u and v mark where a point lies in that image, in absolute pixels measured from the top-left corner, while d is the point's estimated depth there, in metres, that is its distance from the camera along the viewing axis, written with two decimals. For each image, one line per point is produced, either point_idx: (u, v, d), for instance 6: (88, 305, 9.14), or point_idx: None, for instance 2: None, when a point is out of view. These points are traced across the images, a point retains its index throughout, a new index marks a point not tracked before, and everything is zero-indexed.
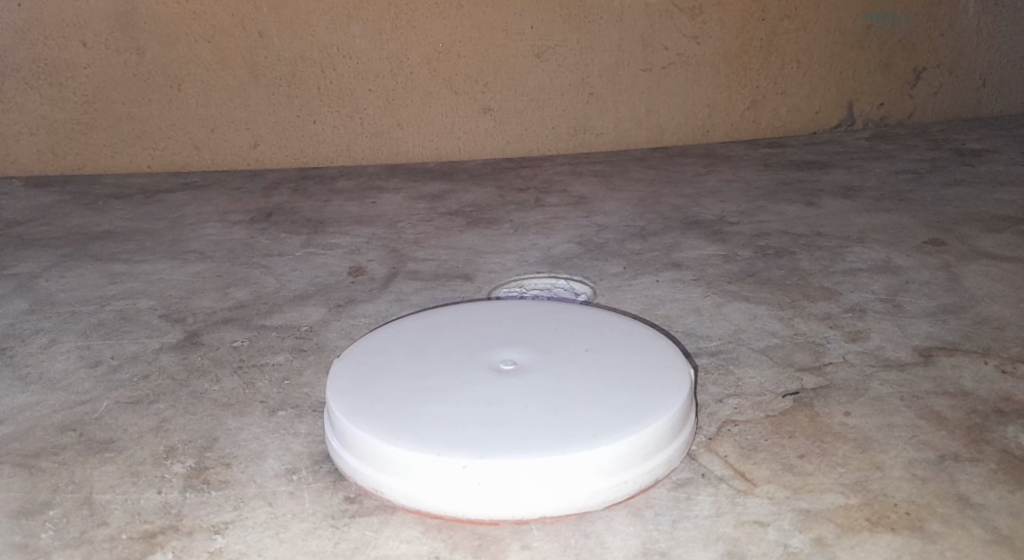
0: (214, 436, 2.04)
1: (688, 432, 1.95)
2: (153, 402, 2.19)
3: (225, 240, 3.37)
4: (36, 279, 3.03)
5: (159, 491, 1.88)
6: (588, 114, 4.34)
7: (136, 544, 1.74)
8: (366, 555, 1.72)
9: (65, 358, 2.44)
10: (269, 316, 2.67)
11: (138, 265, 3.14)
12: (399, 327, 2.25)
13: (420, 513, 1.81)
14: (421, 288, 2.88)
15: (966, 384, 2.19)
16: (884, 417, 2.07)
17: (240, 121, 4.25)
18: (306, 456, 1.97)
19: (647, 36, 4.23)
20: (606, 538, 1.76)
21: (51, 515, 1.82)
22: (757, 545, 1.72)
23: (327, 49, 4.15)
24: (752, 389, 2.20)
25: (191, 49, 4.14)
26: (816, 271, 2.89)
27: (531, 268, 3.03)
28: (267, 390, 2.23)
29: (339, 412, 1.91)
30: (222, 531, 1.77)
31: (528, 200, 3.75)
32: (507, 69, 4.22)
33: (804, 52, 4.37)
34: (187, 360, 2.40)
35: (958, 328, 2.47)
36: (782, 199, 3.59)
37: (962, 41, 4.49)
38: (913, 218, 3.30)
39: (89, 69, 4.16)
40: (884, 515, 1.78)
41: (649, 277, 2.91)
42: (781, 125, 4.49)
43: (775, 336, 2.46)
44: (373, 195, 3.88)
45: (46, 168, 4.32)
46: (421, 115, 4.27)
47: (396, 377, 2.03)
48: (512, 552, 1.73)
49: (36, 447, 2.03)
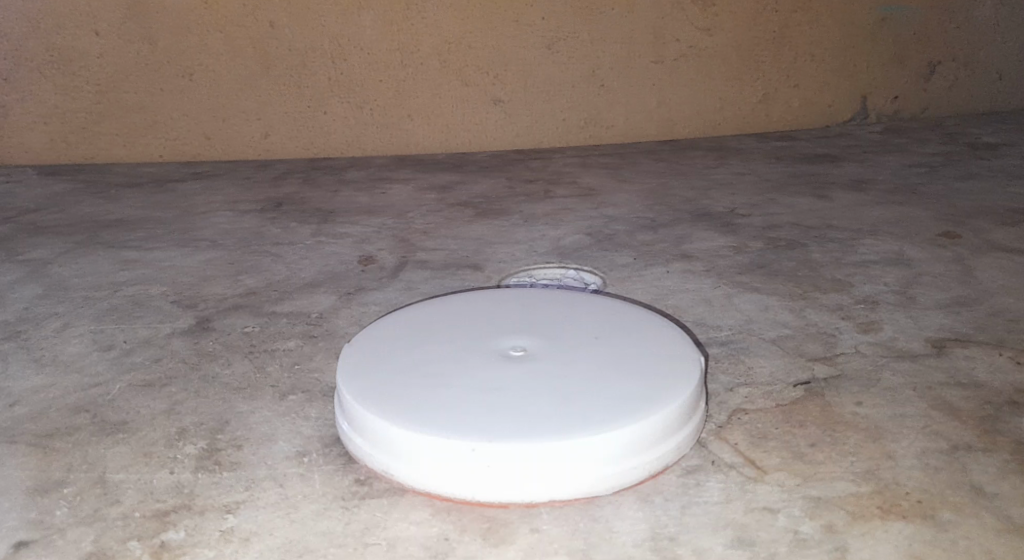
0: (226, 419, 2.06)
1: (698, 419, 1.95)
2: (164, 385, 2.21)
3: (236, 229, 3.38)
4: (49, 265, 3.05)
5: (172, 471, 1.89)
6: (599, 107, 4.34)
7: (149, 522, 1.75)
8: (375, 536, 1.73)
9: (78, 341, 2.45)
10: (280, 303, 2.68)
11: (149, 252, 3.15)
12: (409, 314, 2.26)
13: (429, 496, 1.82)
14: (431, 277, 2.89)
15: (979, 375, 2.19)
16: (895, 407, 2.07)
17: (252, 111, 4.26)
18: (316, 439, 1.98)
19: (659, 28, 4.24)
20: (615, 522, 1.76)
21: (65, 493, 1.84)
22: (767, 531, 1.73)
23: (338, 40, 4.16)
24: (763, 378, 2.21)
25: (203, 39, 4.15)
26: (827, 263, 2.89)
27: (540, 258, 3.04)
28: (278, 375, 2.24)
29: (349, 396, 1.92)
30: (233, 511, 1.78)
31: (537, 191, 3.75)
32: (517, 60, 4.22)
33: (816, 45, 4.36)
34: (198, 345, 2.41)
35: (970, 320, 2.47)
36: (793, 192, 3.59)
37: (976, 35, 4.49)
38: (926, 211, 3.30)
39: (102, 58, 4.18)
40: (895, 503, 1.78)
41: (659, 267, 2.92)
42: (792, 118, 4.48)
43: (786, 327, 2.46)
44: (383, 186, 3.89)
45: (58, 156, 4.33)
46: (432, 107, 4.28)
47: (405, 362, 2.04)
48: (520, 535, 1.73)
49: (50, 428, 2.05)
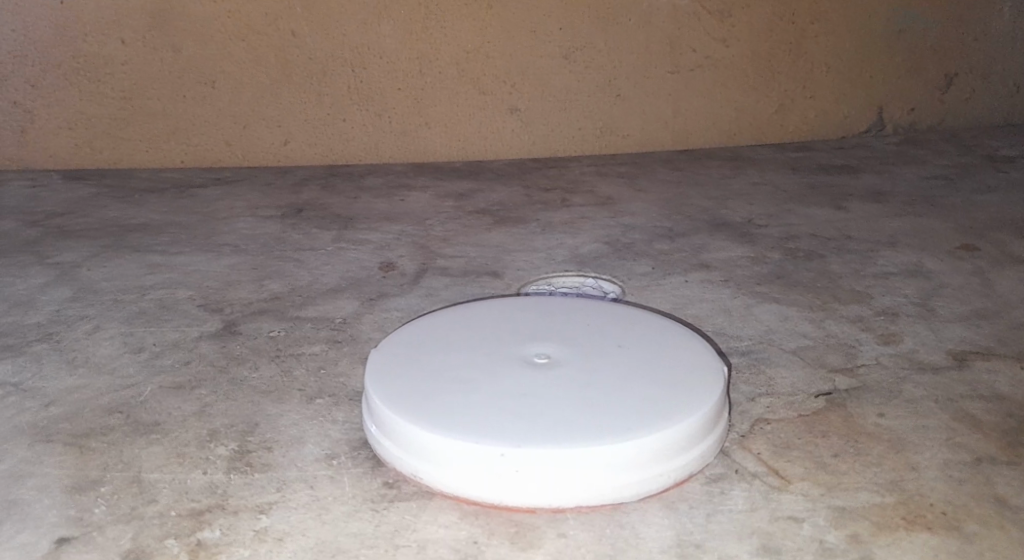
0: (255, 421, 2.10)
1: (721, 428, 1.98)
2: (195, 387, 2.25)
3: (258, 234, 3.42)
4: (78, 268, 3.10)
5: (205, 471, 1.93)
6: (616, 116, 4.37)
7: (185, 521, 1.79)
8: (405, 538, 1.76)
9: (109, 343, 2.49)
10: (304, 308, 2.72)
11: (175, 256, 3.19)
12: (434, 320, 2.30)
13: (457, 500, 1.85)
14: (451, 284, 2.93)
15: (1001, 388, 2.21)
16: (917, 418, 2.10)
17: (272, 119, 4.31)
18: (345, 442, 2.02)
19: (676, 39, 4.27)
20: (641, 529, 1.79)
21: (102, 492, 1.88)
22: (792, 540, 1.75)
23: (358, 49, 4.20)
24: (784, 388, 2.24)
25: (225, 47, 4.20)
26: (847, 274, 2.92)
27: (559, 267, 3.07)
28: (304, 378, 2.28)
29: (378, 400, 1.96)
30: (266, 511, 1.82)
31: (555, 200, 3.79)
32: (535, 70, 4.26)
33: (833, 56, 4.39)
34: (226, 349, 2.45)
35: (991, 332, 2.50)
36: (811, 203, 3.62)
37: (994, 48, 4.51)
38: (944, 223, 3.32)
39: (127, 66, 4.23)
40: (920, 514, 1.81)
41: (677, 277, 2.95)
42: (808, 129, 4.51)
43: (806, 338, 2.49)
44: (402, 193, 3.93)
45: (83, 161, 4.39)
46: (450, 115, 4.32)
47: (432, 367, 2.08)
48: (548, 539, 1.76)
49: (85, 428, 2.09)
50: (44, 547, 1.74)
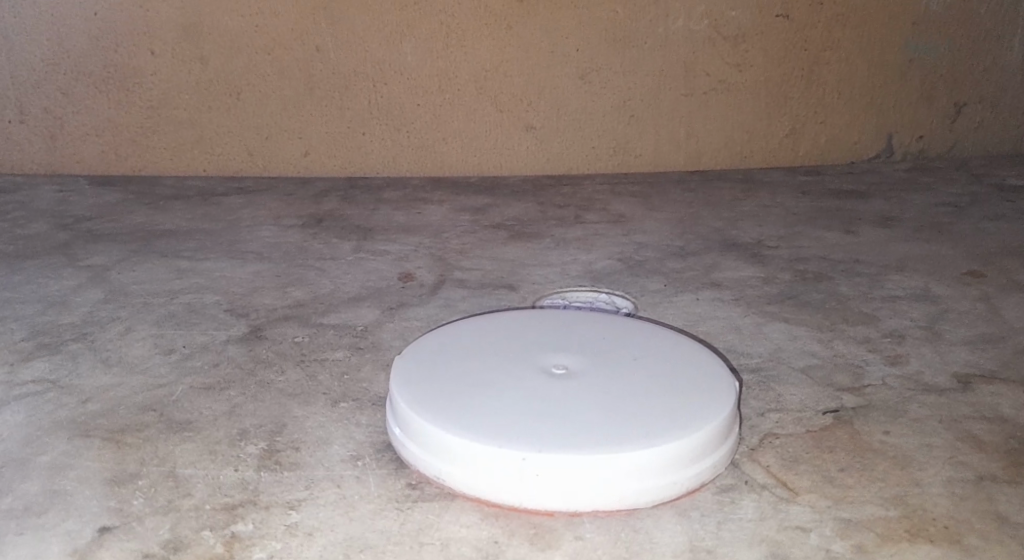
0: (283, 422, 2.17)
1: (733, 441, 2.05)
2: (224, 389, 2.32)
3: (280, 243, 3.51)
4: (109, 271, 3.18)
5: (236, 468, 2.01)
6: (629, 136, 4.46)
7: (219, 514, 1.87)
8: (429, 536, 1.84)
9: (141, 344, 2.58)
10: (327, 315, 2.81)
11: (201, 262, 3.28)
12: (455, 330, 2.37)
13: (478, 502, 1.93)
14: (468, 296, 3.00)
15: (1004, 410, 2.28)
16: (922, 437, 2.17)
17: (294, 131, 4.40)
18: (369, 444, 2.09)
19: (691, 62, 4.36)
20: (655, 533, 1.86)
21: (140, 485, 1.95)
22: (800, 548, 1.82)
23: (380, 65, 4.30)
24: (793, 405, 2.31)
25: (251, 60, 4.30)
26: (855, 296, 2.99)
27: (574, 282, 3.15)
28: (329, 383, 2.36)
29: (404, 404, 2.04)
30: (296, 508, 1.89)
31: (569, 216, 3.87)
32: (551, 89, 4.35)
33: (844, 83, 4.47)
34: (252, 352, 2.53)
35: (995, 357, 2.57)
36: (822, 226, 3.69)
37: (1005, 78, 4.59)
38: (952, 249, 3.39)
39: (157, 76, 4.33)
40: (924, 527, 1.88)
41: (689, 295, 3.02)
42: (818, 153, 4.58)
43: (814, 357, 2.56)
44: (419, 207, 4.01)
45: (110, 168, 4.49)
46: (468, 131, 4.41)
47: (455, 374, 2.15)
48: (565, 541, 1.84)
49: (121, 424, 2.17)
50: (86, 535, 1.82)
